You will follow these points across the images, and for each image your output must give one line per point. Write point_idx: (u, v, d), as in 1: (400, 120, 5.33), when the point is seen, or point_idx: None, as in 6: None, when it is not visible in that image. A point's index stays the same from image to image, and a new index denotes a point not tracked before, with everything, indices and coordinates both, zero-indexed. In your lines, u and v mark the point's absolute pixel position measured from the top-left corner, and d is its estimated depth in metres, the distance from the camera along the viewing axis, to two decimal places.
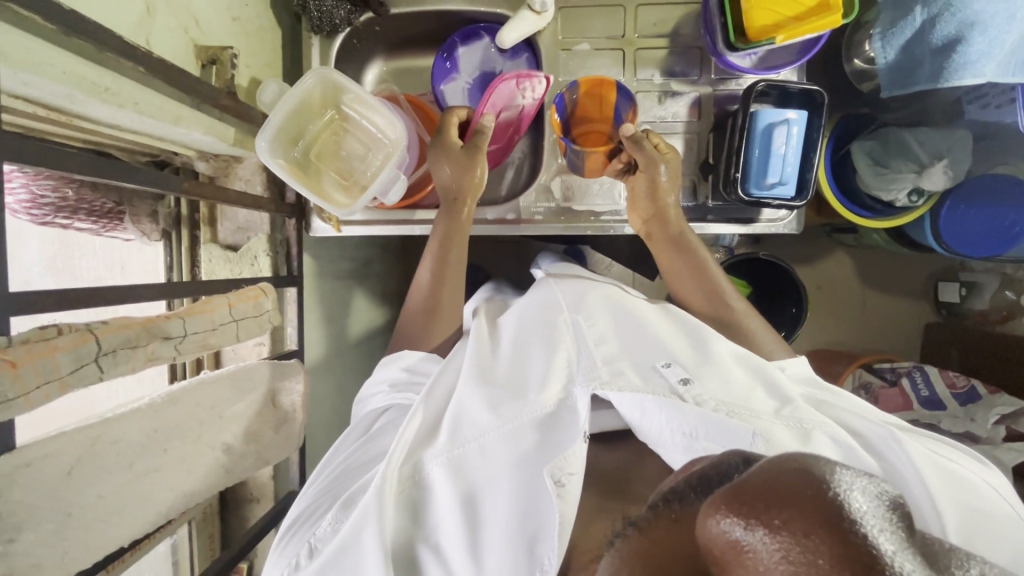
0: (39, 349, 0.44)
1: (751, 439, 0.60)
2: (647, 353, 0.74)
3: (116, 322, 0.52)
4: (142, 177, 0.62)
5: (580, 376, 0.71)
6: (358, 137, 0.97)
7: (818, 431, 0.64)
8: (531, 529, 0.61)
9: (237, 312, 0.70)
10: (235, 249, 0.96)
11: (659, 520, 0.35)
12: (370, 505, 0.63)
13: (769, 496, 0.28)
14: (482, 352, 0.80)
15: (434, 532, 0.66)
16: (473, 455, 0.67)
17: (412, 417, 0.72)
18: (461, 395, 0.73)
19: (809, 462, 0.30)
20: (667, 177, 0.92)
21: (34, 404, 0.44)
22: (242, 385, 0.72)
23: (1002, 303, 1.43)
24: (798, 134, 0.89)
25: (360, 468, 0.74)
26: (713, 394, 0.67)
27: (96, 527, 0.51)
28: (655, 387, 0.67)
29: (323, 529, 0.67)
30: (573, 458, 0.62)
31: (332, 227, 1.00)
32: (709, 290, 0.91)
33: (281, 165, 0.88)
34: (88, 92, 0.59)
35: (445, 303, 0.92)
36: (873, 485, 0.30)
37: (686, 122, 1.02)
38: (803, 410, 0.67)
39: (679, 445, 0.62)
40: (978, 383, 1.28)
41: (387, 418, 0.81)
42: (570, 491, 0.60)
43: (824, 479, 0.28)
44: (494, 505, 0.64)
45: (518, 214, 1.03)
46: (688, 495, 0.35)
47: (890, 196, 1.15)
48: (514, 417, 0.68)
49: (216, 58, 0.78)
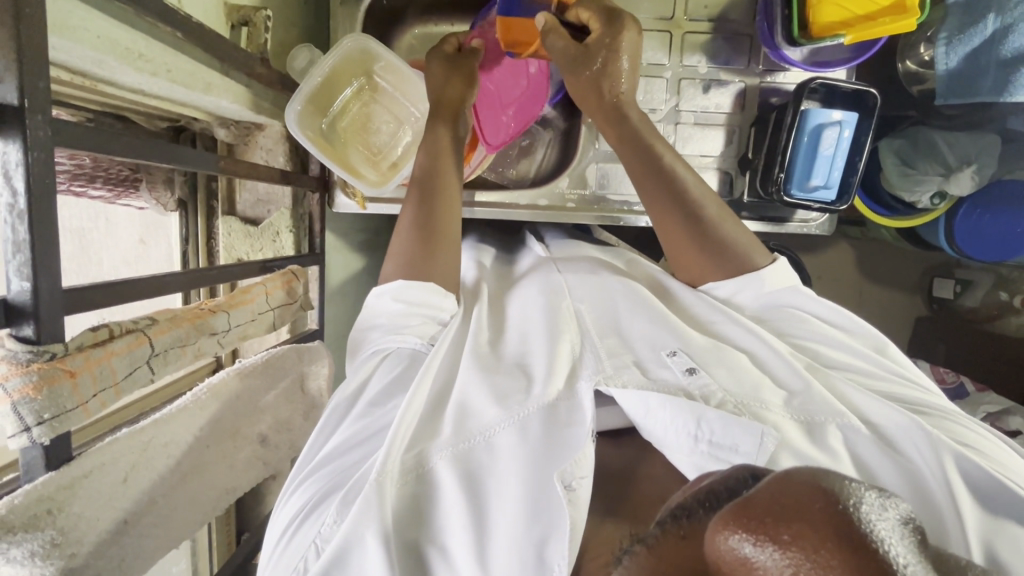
0: (97, 356, 0.44)
1: (759, 442, 0.53)
2: (650, 341, 0.66)
3: (166, 320, 0.53)
4: (190, 160, 0.60)
5: (587, 366, 0.62)
6: (387, 109, 0.91)
7: (828, 423, 0.57)
8: (540, 533, 0.51)
9: (273, 300, 0.70)
10: (256, 223, 0.93)
11: (667, 538, 0.32)
12: (370, 501, 0.51)
13: (777, 511, 0.26)
14: (481, 339, 0.70)
15: (442, 532, 0.53)
16: (484, 451, 0.56)
17: (416, 393, 0.60)
18: (466, 375, 0.63)
19: (823, 476, 0.28)
20: (625, 61, 0.75)
21: (91, 413, 0.43)
22: (275, 373, 0.70)
23: (994, 303, 1.43)
24: (847, 137, 0.88)
25: (360, 441, 0.60)
26: (720, 384, 0.59)
27: (148, 531, 0.52)
28: (663, 384, 0.59)
29: (326, 524, 0.52)
30: (585, 459, 0.54)
31: (356, 204, 0.94)
32: (680, 204, 0.74)
33: (309, 138, 0.83)
34: (122, 59, 0.53)
35: (439, 225, 0.76)
36: (888, 503, 0.27)
37: (728, 113, 0.98)
38: (818, 398, 0.60)
39: (683, 446, 0.54)
40: (967, 380, 1.32)
41: (382, 376, 0.65)
42: (581, 496, 0.52)
43: (834, 494, 0.26)
44: (503, 503, 0.53)
45: (551, 201, 1.00)
46: (697, 511, 0.32)
47: (913, 198, 1.15)
48: (520, 411, 0.58)
49: (249, 19, 0.72)
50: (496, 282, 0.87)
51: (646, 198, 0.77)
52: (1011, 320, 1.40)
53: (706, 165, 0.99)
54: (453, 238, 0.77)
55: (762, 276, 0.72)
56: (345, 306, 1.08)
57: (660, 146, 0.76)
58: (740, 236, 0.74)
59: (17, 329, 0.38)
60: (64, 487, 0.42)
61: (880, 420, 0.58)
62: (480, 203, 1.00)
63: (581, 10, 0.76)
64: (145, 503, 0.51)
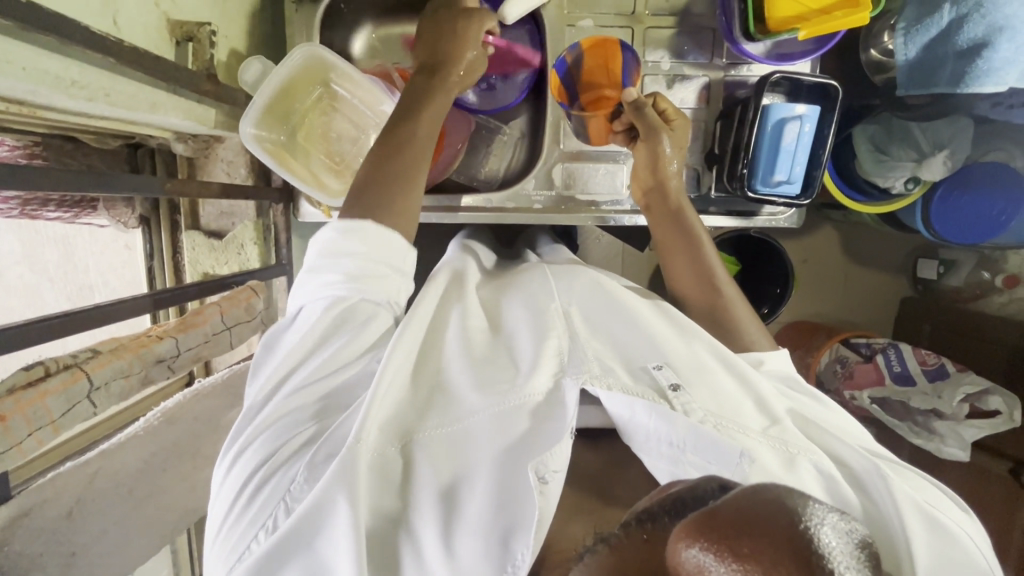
0: (28, 397, 0.46)
1: (738, 458, 0.54)
2: (638, 351, 0.67)
3: (108, 352, 0.54)
4: (128, 182, 0.62)
5: (573, 365, 0.62)
6: (349, 117, 0.90)
7: (801, 457, 0.57)
8: (506, 525, 0.51)
9: (229, 320, 0.70)
10: (221, 236, 0.92)
11: (632, 541, 0.34)
12: (347, 467, 0.53)
13: (742, 524, 0.28)
14: (470, 328, 0.70)
15: (410, 499, 0.54)
16: (460, 430, 0.57)
17: (392, 357, 0.60)
18: (452, 367, 0.64)
19: (784, 496, 0.30)
20: (667, 147, 0.86)
21: (25, 451, 0.47)
22: (237, 391, 0.72)
23: (977, 283, 1.44)
24: (808, 133, 0.87)
25: (328, 403, 0.60)
26: (703, 403, 0.59)
27: (101, 559, 0.57)
28: (644, 388, 0.59)
29: (297, 484, 0.54)
30: (560, 453, 0.52)
31: (321, 213, 0.92)
32: (699, 274, 0.84)
33: (266, 151, 0.83)
34: (54, 88, 0.53)
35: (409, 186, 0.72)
36: (843, 523, 0.30)
37: (693, 108, 0.97)
38: (790, 431, 0.60)
39: (664, 455, 0.56)
40: (949, 360, 1.25)
41: (344, 339, 0.62)
42: (552, 488, 0.51)
43: (796, 513, 0.28)
44: (477, 483, 0.54)
45: (518, 202, 1.00)
46: (661, 518, 0.34)
47: (888, 183, 1.14)
48: (503, 399, 0.58)
49: (193, 35, 0.70)
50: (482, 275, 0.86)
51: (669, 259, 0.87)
52: (995, 299, 1.42)
53: None
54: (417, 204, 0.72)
55: (762, 357, 0.75)
56: None
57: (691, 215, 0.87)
58: (749, 319, 0.80)
59: None
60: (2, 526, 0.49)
61: (852, 461, 0.59)
62: (449, 207, 1.00)
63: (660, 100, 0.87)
64: (94, 534, 0.56)
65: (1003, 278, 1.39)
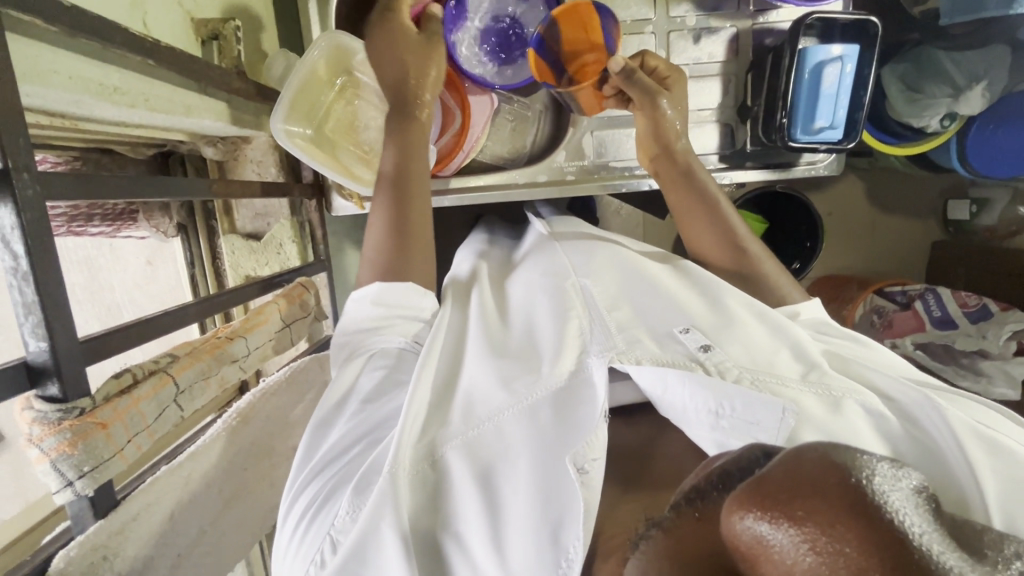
0: (124, 405, 0.48)
1: (781, 417, 0.49)
2: (663, 317, 0.64)
3: (186, 356, 0.57)
4: (177, 189, 0.61)
5: (596, 344, 0.60)
6: (373, 104, 0.90)
7: (847, 399, 0.53)
8: (554, 516, 0.49)
9: (287, 317, 0.73)
10: (258, 238, 0.93)
11: (682, 519, 0.30)
12: (386, 492, 0.51)
13: (793, 487, 0.24)
14: (487, 327, 0.70)
15: (455, 520, 0.52)
16: (493, 437, 0.55)
17: (421, 376, 0.60)
18: (475, 369, 0.62)
19: (832, 449, 0.26)
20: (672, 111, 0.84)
21: (127, 458, 0.48)
22: (300, 387, 0.73)
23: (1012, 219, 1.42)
24: (849, 71, 0.84)
25: (355, 430, 0.58)
26: (736, 360, 0.57)
27: (204, 557, 0.60)
28: (674, 356, 0.56)
29: (342, 516, 0.52)
30: (597, 440, 0.51)
31: (354, 205, 0.93)
32: (719, 225, 0.79)
33: (299, 146, 0.82)
34: (98, 96, 0.52)
35: (411, 225, 0.74)
36: (905, 480, 0.25)
37: (723, 62, 0.94)
38: (830, 374, 0.56)
39: (704, 423, 0.51)
40: (991, 301, 1.28)
41: (371, 372, 0.63)
42: (594, 478, 0.49)
43: (848, 468, 0.24)
44: (514, 485, 0.51)
45: (550, 176, 0.99)
46: (710, 492, 0.30)
47: (923, 123, 1.11)
48: (528, 394, 0.56)
49: (219, 32, 0.70)
50: (497, 268, 0.85)
51: (687, 225, 0.82)
52: None
53: (704, 119, 0.96)
54: (427, 233, 0.75)
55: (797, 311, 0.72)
56: None
57: (727, 208, 0.80)
58: (775, 274, 0.76)
59: (43, 390, 0.42)
60: (115, 532, 0.48)
61: (900, 395, 0.54)
62: (479, 187, 0.99)
63: (648, 58, 0.86)
64: (194, 535, 0.58)
65: None
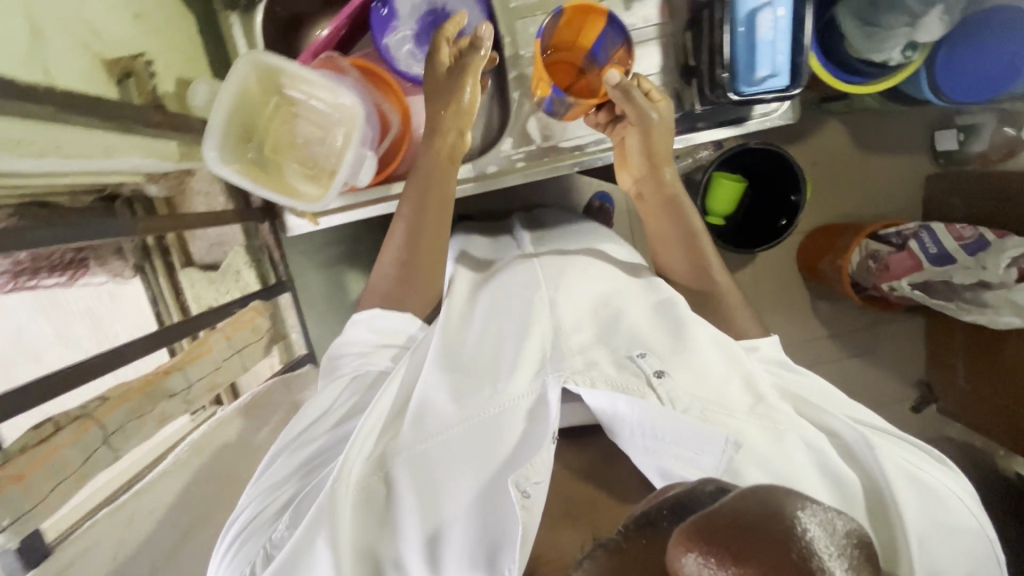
0: (42, 454, 0.54)
1: (723, 449, 0.57)
2: (625, 338, 0.69)
3: (116, 399, 0.62)
4: (95, 230, 0.62)
5: (556, 364, 0.66)
6: (310, 119, 0.89)
7: (789, 432, 0.62)
8: (492, 541, 0.55)
9: (237, 342, 0.74)
10: (216, 267, 0.93)
11: (631, 543, 0.33)
12: (324, 510, 0.57)
13: (743, 532, 0.28)
14: (451, 337, 0.73)
15: (399, 535, 0.58)
16: (440, 455, 0.61)
17: (383, 398, 0.67)
18: (425, 387, 0.67)
19: (776, 498, 0.31)
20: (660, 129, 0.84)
21: (51, 503, 0.54)
22: (261, 412, 0.81)
23: (1003, 142, 1.42)
24: (785, 13, 0.81)
25: (314, 453, 0.66)
26: (686, 389, 0.63)
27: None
28: (628, 380, 0.63)
29: (279, 532, 0.59)
30: (540, 465, 0.55)
31: (308, 221, 0.93)
32: (683, 241, 0.86)
33: (237, 172, 0.81)
34: (1, 150, 0.53)
35: (422, 260, 0.80)
36: (827, 521, 0.31)
37: (658, 24, 0.92)
38: (775, 408, 0.65)
39: (649, 450, 0.58)
40: (986, 230, 1.29)
41: (349, 395, 0.71)
42: (536, 501, 0.54)
43: (786, 516, 0.29)
44: (455, 499, 0.58)
45: (499, 165, 0.97)
46: (662, 521, 0.32)
47: (884, 56, 1.15)
48: (478, 411, 0.63)
49: (130, 69, 0.72)
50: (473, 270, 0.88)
51: (655, 242, 0.89)
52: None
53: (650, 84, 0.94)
54: (437, 265, 0.82)
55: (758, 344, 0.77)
56: None
57: (691, 212, 0.87)
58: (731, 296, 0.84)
59: None
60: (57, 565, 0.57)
61: (842, 432, 0.64)
62: None
63: (641, 81, 0.83)
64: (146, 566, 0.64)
65: None
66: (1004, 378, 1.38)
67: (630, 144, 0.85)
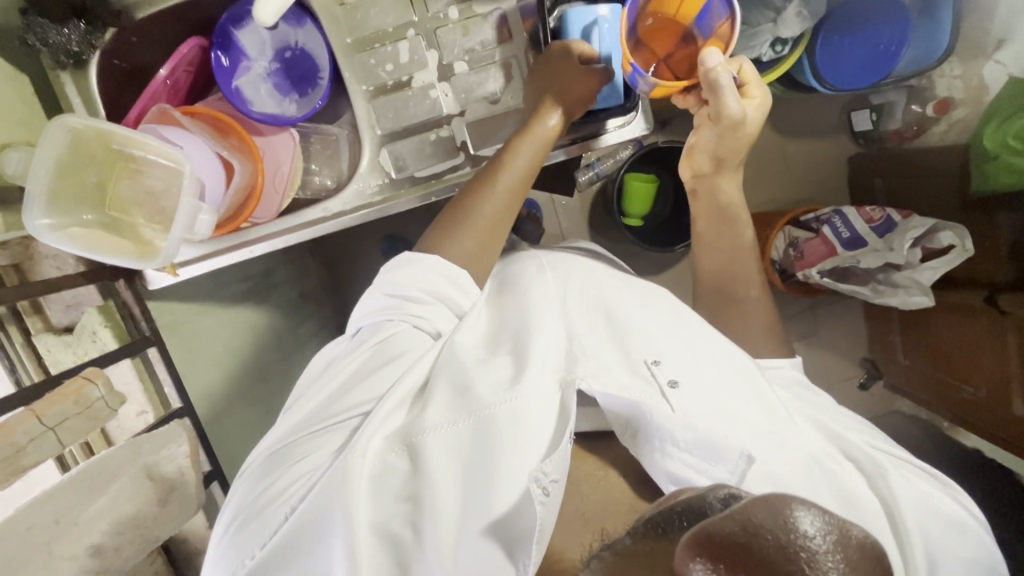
0: None
1: (736, 461, 0.62)
2: (648, 342, 0.74)
3: None
4: None
5: (584, 365, 0.69)
6: (153, 173, 0.85)
7: (801, 450, 0.70)
8: (514, 535, 0.60)
9: (49, 420, 0.73)
10: (71, 330, 0.93)
11: (641, 543, 0.36)
12: (341, 486, 0.61)
13: (743, 550, 0.31)
14: (481, 329, 0.76)
15: (416, 514, 0.60)
16: (465, 435, 0.64)
17: (406, 377, 0.69)
18: (451, 364, 0.70)
19: (776, 501, 0.33)
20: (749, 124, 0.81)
21: None
22: (101, 479, 0.80)
23: (913, 119, 1.40)
24: (611, 25, 0.89)
25: (339, 422, 0.68)
26: (701, 401, 0.68)
27: None
28: (644, 385, 0.68)
29: (291, 502, 0.63)
30: (557, 461, 0.59)
31: (168, 272, 0.92)
32: (716, 252, 0.91)
33: (67, 235, 0.80)
34: None
35: (469, 232, 0.82)
36: (829, 523, 0.33)
37: (499, 46, 0.96)
38: (788, 425, 0.72)
39: (678, 463, 0.64)
40: (892, 211, 1.29)
41: (371, 361, 0.73)
42: (552, 497, 0.57)
43: (784, 525, 0.32)
44: (473, 483, 0.61)
45: (355, 202, 0.98)
46: (672, 523, 0.36)
47: (755, 53, 1.15)
48: (507, 395, 0.65)
49: None
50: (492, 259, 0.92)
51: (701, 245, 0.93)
52: (935, 130, 1.35)
53: (508, 106, 0.97)
54: (485, 247, 0.83)
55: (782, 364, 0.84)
56: (228, 365, 1.07)
57: (744, 234, 0.91)
58: (758, 314, 0.89)
59: None
60: None
61: (856, 455, 0.72)
62: (296, 226, 0.96)
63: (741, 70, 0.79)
64: None
65: (934, 106, 1.34)
66: (940, 353, 1.36)
67: (704, 140, 0.83)
